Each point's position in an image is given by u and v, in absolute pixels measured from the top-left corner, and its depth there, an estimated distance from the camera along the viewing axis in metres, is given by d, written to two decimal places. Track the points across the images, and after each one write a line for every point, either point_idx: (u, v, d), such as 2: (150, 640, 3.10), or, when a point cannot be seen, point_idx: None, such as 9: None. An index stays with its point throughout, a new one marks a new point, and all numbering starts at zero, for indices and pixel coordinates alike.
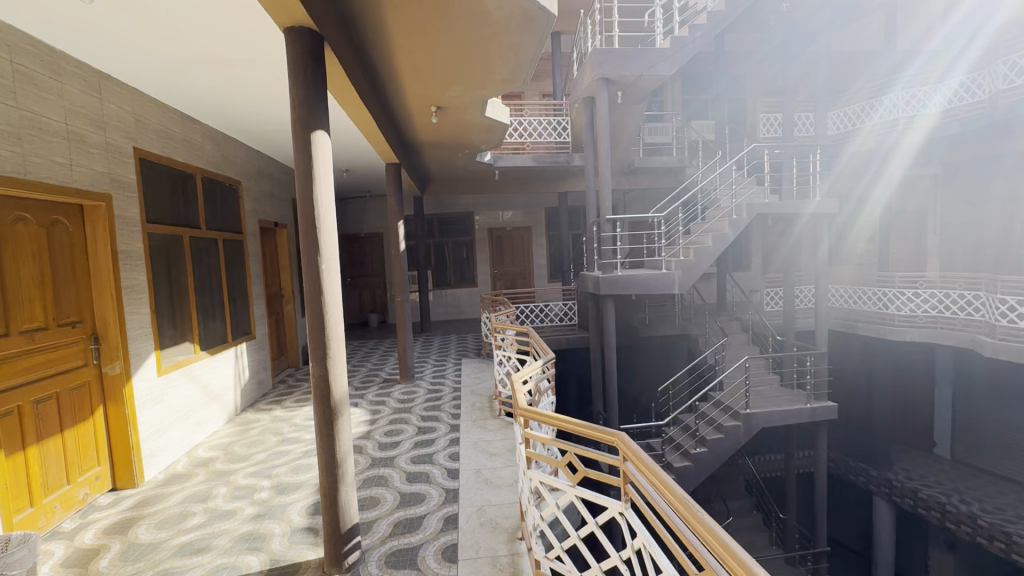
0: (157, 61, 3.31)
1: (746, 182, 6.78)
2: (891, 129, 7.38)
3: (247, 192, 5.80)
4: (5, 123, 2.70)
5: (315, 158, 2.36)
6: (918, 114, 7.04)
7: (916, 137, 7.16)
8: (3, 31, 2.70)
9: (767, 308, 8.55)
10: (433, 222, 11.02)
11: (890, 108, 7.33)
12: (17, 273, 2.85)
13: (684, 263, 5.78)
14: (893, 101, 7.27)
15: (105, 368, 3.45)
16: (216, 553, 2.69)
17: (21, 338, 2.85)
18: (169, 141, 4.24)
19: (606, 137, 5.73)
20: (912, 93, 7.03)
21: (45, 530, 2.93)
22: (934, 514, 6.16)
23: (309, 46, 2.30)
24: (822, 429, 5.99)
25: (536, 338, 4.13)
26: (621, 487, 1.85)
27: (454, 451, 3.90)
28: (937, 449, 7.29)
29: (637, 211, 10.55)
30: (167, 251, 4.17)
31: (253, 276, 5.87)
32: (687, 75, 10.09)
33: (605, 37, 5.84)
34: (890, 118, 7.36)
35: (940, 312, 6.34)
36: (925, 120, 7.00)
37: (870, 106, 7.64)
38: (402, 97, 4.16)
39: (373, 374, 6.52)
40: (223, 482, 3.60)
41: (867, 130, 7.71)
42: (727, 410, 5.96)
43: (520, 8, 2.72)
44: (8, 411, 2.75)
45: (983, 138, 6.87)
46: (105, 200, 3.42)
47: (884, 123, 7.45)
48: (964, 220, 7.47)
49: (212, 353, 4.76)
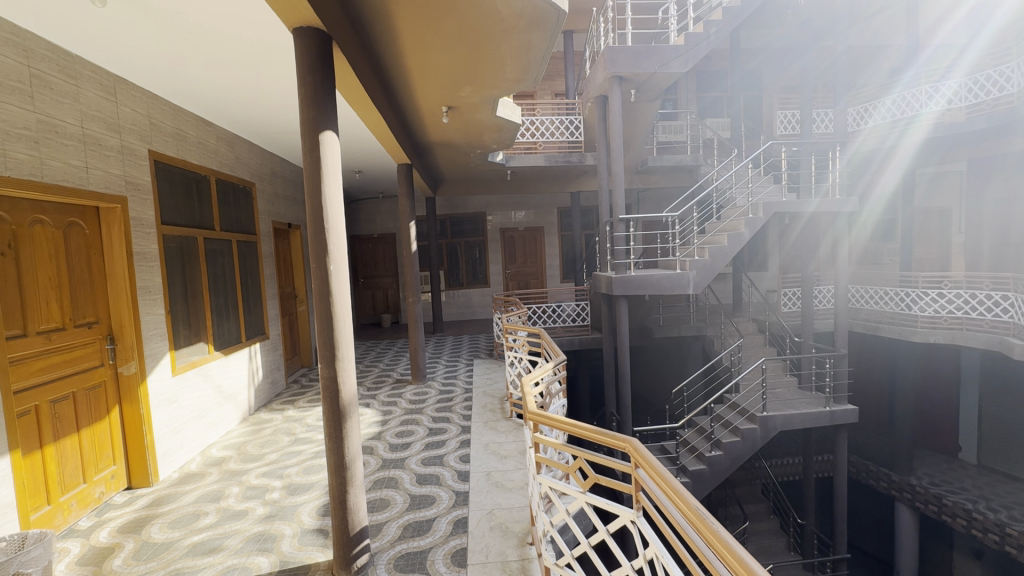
0: (171, 64, 3.34)
1: (763, 180, 6.62)
2: (893, 129, 7.25)
3: (260, 193, 5.85)
4: (22, 127, 2.74)
5: (323, 159, 2.35)
6: (917, 116, 6.92)
7: (915, 138, 7.03)
8: (20, 36, 2.74)
9: (784, 308, 8.36)
10: (445, 222, 11.02)
11: (891, 110, 7.25)
12: (35, 275, 2.89)
13: (699, 263, 5.65)
14: (895, 100, 7.16)
15: (121, 368, 3.50)
16: (227, 553, 2.70)
17: (39, 338, 2.89)
18: (183, 143, 4.28)
19: (618, 136, 5.64)
20: (908, 96, 6.94)
21: (62, 527, 2.97)
22: (959, 521, 5.96)
23: (317, 45, 2.28)
24: (842, 433, 5.84)
25: (547, 340, 4.07)
26: (633, 494, 1.80)
27: (465, 453, 3.88)
28: (963, 454, 7.06)
29: (650, 211, 10.43)
30: (182, 253, 4.22)
31: (267, 276, 5.92)
32: (702, 71, 9.94)
33: (617, 35, 5.76)
34: (893, 119, 7.24)
35: (965, 313, 6.16)
36: (924, 121, 6.89)
37: (872, 106, 7.55)
38: (413, 97, 4.14)
39: (385, 375, 6.53)
40: (235, 481, 3.62)
41: (869, 131, 7.61)
42: (743, 412, 5.84)
43: (530, 7, 2.69)
44: (26, 411, 2.79)
45: (980, 141, 6.76)
46: (121, 202, 3.47)
47: (881, 128, 7.44)
48: (991, 217, 7.22)
49: (226, 354, 4.81)
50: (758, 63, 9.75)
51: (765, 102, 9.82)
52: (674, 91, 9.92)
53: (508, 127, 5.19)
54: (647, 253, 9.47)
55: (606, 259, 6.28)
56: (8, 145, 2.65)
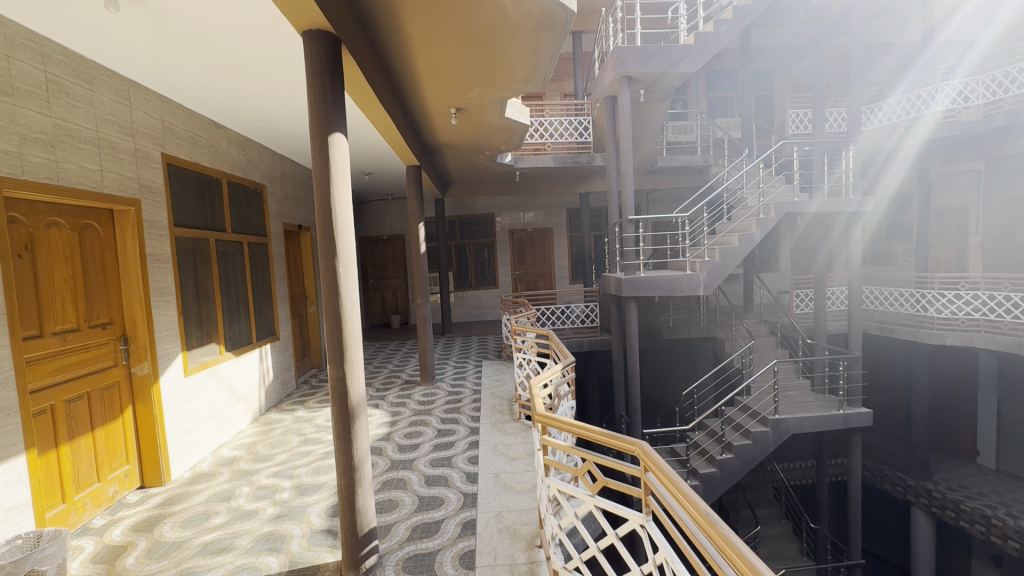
0: (183, 69, 3.38)
1: (775, 180, 6.55)
2: (892, 132, 7.29)
3: (271, 195, 5.90)
4: (39, 132, 2.79)
5: (332, 161, 2.36)
6: (919, 117, 6.93)
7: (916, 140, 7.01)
8: (37, 42, 2.79)
9: (797, 310, 8.26)
10: (454, 224, 11.05)
11: (889, 115, 7.34)
12: (51, 276, 2.94)
13: (709, 264, 5.60)
14: (895, 103, 7.19)
15: (134, 368, 3.55)
16: (237, 553, 2.72)
17: (55, 338, 2.94)
18: (195, 146, 4.33)
19: (628, 136, 5.61)
20: (910, 98, 6.99)
21: (77, 526, 3.01)
22: (977, 528, 5.84)
23: (326, 47, 2.29)
24: (856, 436, 5.74)
25: (556, 342, 4.06)
26: (642, 498, 1.78)
27: (473, 454, 3.87)
28: (981, 459, 6.91)
29: (660, 211, 10.37)
30: (194, 255, 4.27)
31: (277, 278, 5.97)
32: (712, 71, 9.86)
33: (626, 35, 5.72)
34: (891, 123, 7.32)
35: (984, 315, 6.01)
36: (926, 123, 6.86)
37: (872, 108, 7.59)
38: (422, 99, 4.15)
39: (394, 376, 6.55)
40: (246, 481, 3.65)
41: (869, 133, 7.67)
42: (754, 415, 5.78)
43: (539, 7, 2.67)
44: (42, 410, 2.83)
45: (982, 141, 6.71)
46: (135, 205, 3.52)
47: (884, 128, 7.44)
48: (1009, 217, 7.07)
49: (238, 354, 4.85)
50: (769, 62, 9.66)
51: (777, 101, 9.72)
52: (684, 91, 9.85)
53: (517, 129, 5.20)
54: (657, 254, 9.42)
55: (616, 260, 6.25)
56: (24, 150, 2.70)
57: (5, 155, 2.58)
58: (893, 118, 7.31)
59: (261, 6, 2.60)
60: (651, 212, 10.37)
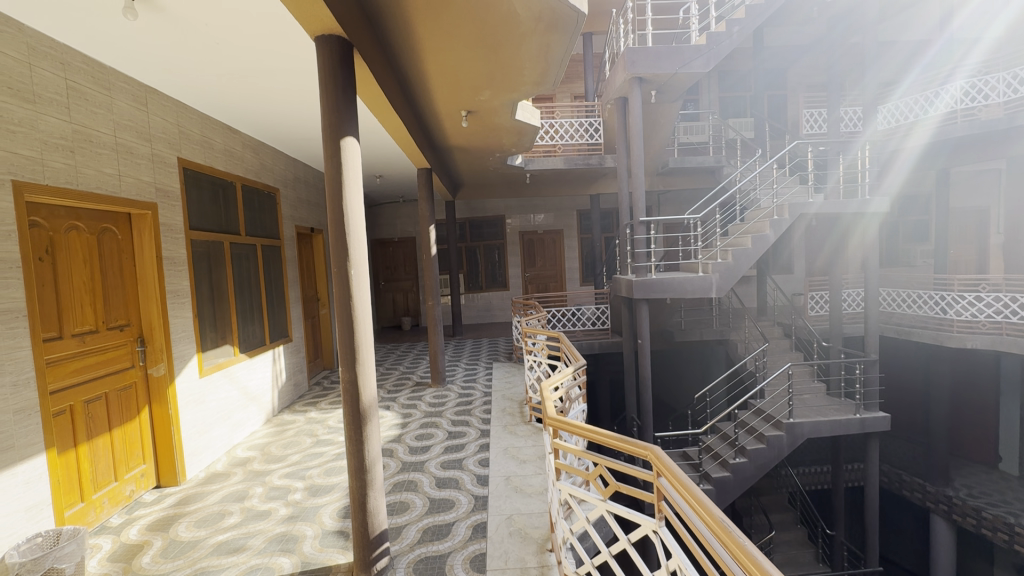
0: (199, 75, 3.43)
1: (789, 180, 6.46)
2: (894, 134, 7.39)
3: (284, 199, 5.97)
4: (59, 138, 2.85)
5: (344, 164, 2.38)
6: (923, 117, 6.99)
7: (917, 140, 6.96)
8: (57, 50, 2.85)
9: (811, 312, 8.13)
10: (465, 226, 11.08)
11: (892, 115, 7.49)
12: (70, 278, 3.00)
13: (722, 265, 5.54)
14: (896, 107, 7.38)
15: (151, 369, 3.61)
16: (251, 553, 2.74)
17: (74, 340, 3.00)
18: (210, 150, 4.39)
19: (639, 137, 5.57)
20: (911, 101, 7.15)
21: (95, 524, 3.07)
22: (1000, 536, 5.69)
23: (339, 52, 2.31)
24: (873, 440, 5.63)
25: (567, 344, 4.04)
26: (655, 503, 1.76)
27: (484, 457, 3.86)
28: (1003, 465, 6.73)
29: (672, 213, 10.29)
30: (209, 257, 4.33)
31: (290, 280, 6.03)
32: (724, 71, 9.78)
33: (638, 36, 5.69)
34: (893, 125, 7.44)
35: (1005, 318, 5.89)
36: (929, 123, 6.92)
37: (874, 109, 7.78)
38: (433, 102, 4.16)
39: (405, 378, 6.57)
40: (259, 482, 3.68)
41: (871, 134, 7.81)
42: (768, 418, 5.70)
43: (549, 9, 2.67)
44: (61, 410, 2.89)
45: (982, 146, 6.70)
46: (152, 209, 3.58)
47: (888, 129, 7.55)
48: None
49: (251, 356, 4.91)
50: (782, 61, 9.55)
51: (790, 101, 9.60)
52: (696, 91, 9.78)
53: (527, 131, 5.19)
54: (668, 256, 9.35)
55: (627, 262, 6.22)
56: (45, 156, 2.76)
57: (27, 161, 2.64)
58: (896, 119, 7.46)
59: (275, 13, 2.63)
60: (663, 213, 10.29)
